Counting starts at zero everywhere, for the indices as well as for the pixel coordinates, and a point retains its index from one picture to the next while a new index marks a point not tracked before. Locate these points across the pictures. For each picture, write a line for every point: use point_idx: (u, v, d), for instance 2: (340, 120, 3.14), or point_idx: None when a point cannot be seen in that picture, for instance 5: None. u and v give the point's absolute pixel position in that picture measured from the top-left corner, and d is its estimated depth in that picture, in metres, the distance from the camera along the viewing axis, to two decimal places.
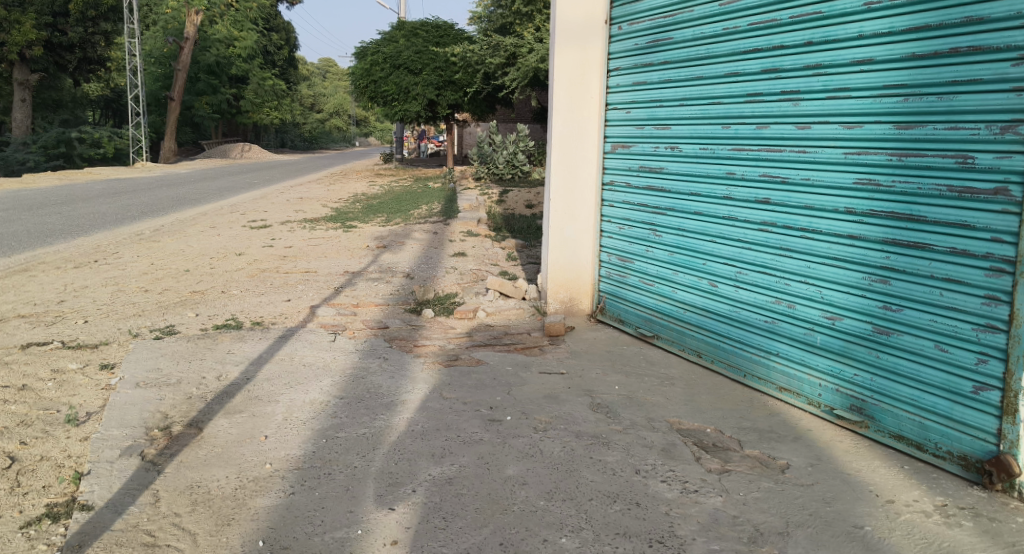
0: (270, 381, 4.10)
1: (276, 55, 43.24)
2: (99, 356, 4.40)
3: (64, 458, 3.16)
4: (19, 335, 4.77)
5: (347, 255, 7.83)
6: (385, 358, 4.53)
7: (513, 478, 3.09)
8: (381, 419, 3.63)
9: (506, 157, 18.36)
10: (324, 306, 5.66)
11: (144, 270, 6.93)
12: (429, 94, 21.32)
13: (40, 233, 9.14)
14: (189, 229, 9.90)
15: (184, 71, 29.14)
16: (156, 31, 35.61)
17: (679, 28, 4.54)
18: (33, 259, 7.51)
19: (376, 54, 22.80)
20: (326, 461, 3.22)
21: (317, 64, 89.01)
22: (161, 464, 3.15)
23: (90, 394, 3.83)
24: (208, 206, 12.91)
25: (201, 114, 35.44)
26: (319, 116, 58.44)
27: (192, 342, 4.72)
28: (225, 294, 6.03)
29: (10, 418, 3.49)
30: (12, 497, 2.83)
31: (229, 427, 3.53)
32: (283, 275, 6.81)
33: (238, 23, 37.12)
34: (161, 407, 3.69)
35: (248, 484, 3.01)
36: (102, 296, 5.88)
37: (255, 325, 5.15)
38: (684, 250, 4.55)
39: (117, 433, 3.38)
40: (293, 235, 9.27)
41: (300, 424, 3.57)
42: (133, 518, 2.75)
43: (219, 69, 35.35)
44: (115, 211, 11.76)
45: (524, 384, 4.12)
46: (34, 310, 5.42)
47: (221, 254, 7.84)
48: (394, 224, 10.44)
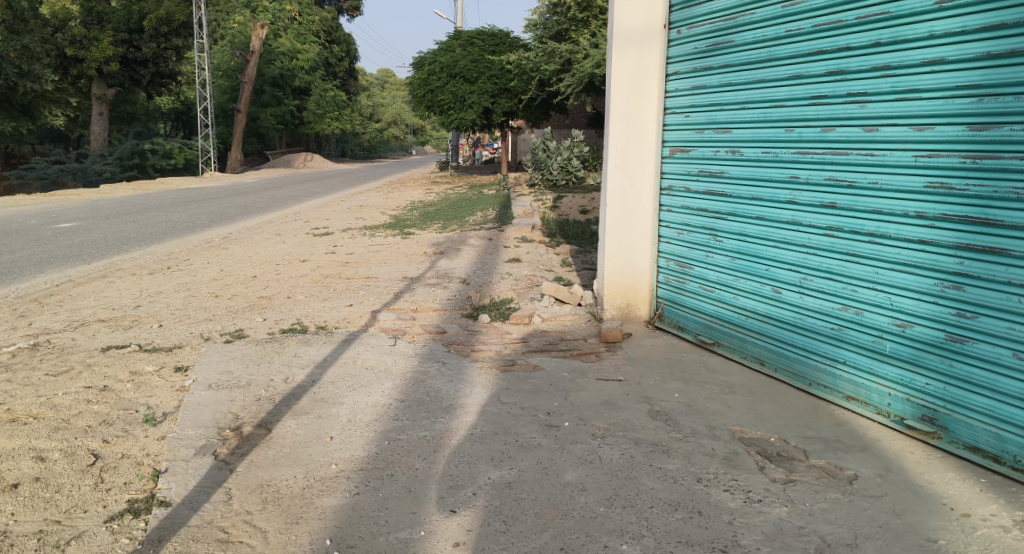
0: (335, 384, 4.22)
1: (337, 66, 44.13)
2: (174, 359, 4.59)
3: (143, 456, 3.30)
4: (100, 339, 5.00)
5: (406, 261, 7.97)
6: (443, 362, 4.59)
7: (572, 483, 3.10)
8: (441, 422, 3.69)
9: (560, 162, 18.36)
10: (385, 311, 5.77)
11: (214, 277, 7.19)
12: (485, 102, 21.55)
13: (118, 241, 9.56)
14: (256, 237, 10.21)
15: (249, 83, 29.99)
16: (224, 45, 36.83)
17: (740, 31, 4.49)
18: (112, 265, 7.89)
19: (433, 64, 23.07)
20: (388, 462, 3.29)
21: (377, 76, 91.14)
22: (233, 463, 3.27)
23: (166, 395, 4.00)
24: (273, 215, 13.30)
25: (266, 125, 36.49)
26: (377, 126, 59.47)
27: (261, 345, 4.88)
28: (291, 299, 6.21)
29: (94, 417, 3.66)
30: (96, 493, 2.98)
31: (297, 428, 3.64)
32: (345, 280, 6.97)
33: (301, 36, 38.06)
34: (232, 408, 3.83)
35: (316, 484, 3.10)
36: (175, 301, 6.12)
37: (319, 329, 5.29)
38: (745, 255, 4.49)
39: (191, 433, 3.52)
40: (355, 242, 9.47)
41: (363, 426, 3.66)
42: (208, 514, 2.87)
43: (284, 81, 36.40)
44: (186, 220, 12.21)
45: (582, 390, 4.12)
46: (113, 315, 5.67)
47: (287, 261, 8.07)
48: (450, 230, 10.57)
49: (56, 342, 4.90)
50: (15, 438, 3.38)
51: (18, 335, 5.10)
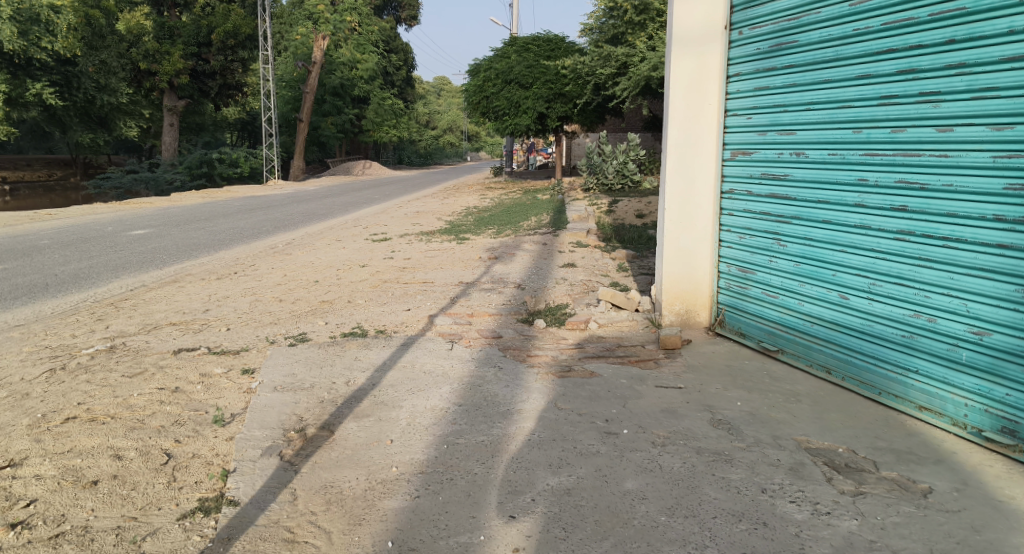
0: (394, 388, 4.27)
1: (395, 75, 44.83)
2: (241, 361, 4.73)
3: (212, 456, 3.41)
4: (172, 342, 5.19)
5: (462, 266, 8.03)
6: (499, 367, 4.60)
7: (632, 492, 3.06)
8: (498, 427, 3.70)
9: (616, 166, 18.27)
10: (442, 316, 5.82)
11: (278, 281, 7.38)
12: (539, 107, 21.42)
13: (188, 247, 9.91)
14: (318, 242, 10.45)
15: (311, 93, 30.75)
16: (287, 56, 37.84)
17: (805, 30, 4.38)
18: (183, 270, 8.18)
19: (489, 70, 23.28)
20: (447, 466, 3.31)
21: (433, 84, 92.21)
22: (298, 464, 3.34)
23: (233, 397, 4.13)
24: (333, 221, 13.59)
25: (327, 134, 37.36)
26: (433, 132, 60.22)
27: (323, 349, 4.98)
28: (351, 304, 6.33)
29: (167, 418, 3.80)
30: (169, 491, 3.09)
31: (358, 430, 3.70)
32: (403, 285, 7.06)
33: (361, 46, 38.82)
34: (297, 410, 3.92)
35: (377, 486, 3.14)
36: (242, 305, 6.31)
37: (378, 333, 5.37)
38: (811, 260, 4.37)
39: (258, 434, 3.62)
40: (412, 248, 9.59)
41: (422, 429, 3.69)
42: (274, 514, 2.94)
43: (344, 91, 37.24)
44: (251, 226, 12.58)
45: (640, 398, 4.08)
46: (184, 319, 5.88)
47: (346, 266, 8.23)
48: (505, 235, 10.61)
49: (131, 345, 5.10)
50: (94, 436, 3.53)
51: (97, 337, 5.34)
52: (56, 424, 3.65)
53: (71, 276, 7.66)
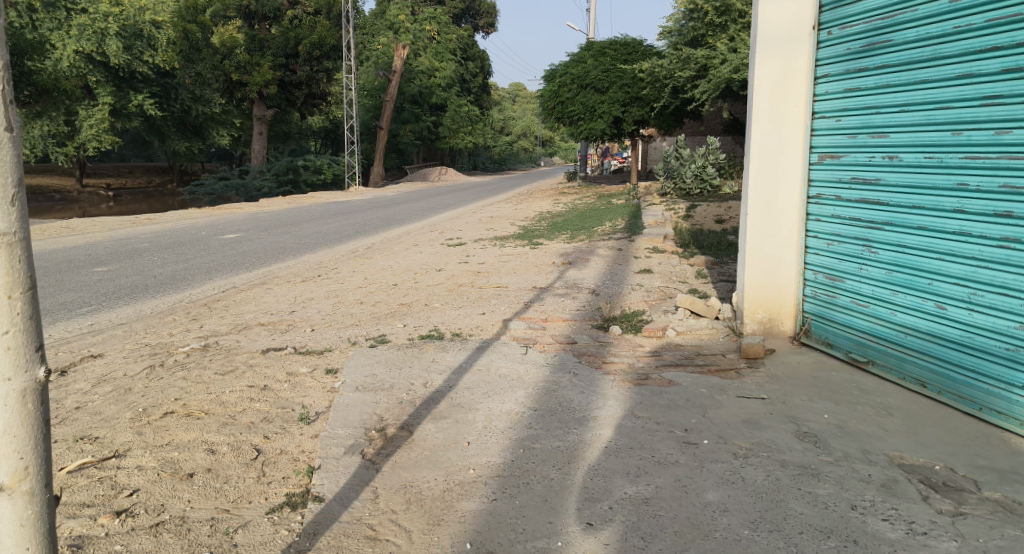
0: (471, 390, 4.31)
1: (472, 82, 45.31)
2: (325, 361, 4.89)
3: (299, 453, 3.52)
4: (260, 341, 5.40)
5: (535, 271, 8.05)
6: (575, 373, 4.58)
7: (713, 503, 3.00)
8: (575, 433, 3.68)
9: (694, 170, 17.95)
10: (516, 320, 5.84)
11: (359, 284, 7.57)
12: (615, 111, 21.37)
13: (274, 251, 10.31)
14: (396, 247, 10.67)
15: (391, 102, 31.45)
16: (368, 66, 38.88)
17: (900, 29, 4.20)
18: (269, 273, 8.51)
19: (565, 75, 23.32)
20: (524, 470, 3.32)
21: (508, 91, 93.01)
22: (379, 463, 3.42)
23: (318, 395, 4.26)
24: (411, 226, 13.87)
25: (405, 141, 38.16)
26: (508, 138, 60.73)
27: (402, 350, 5.09)
28: (428, 307, 6.43)
29: (256, 414, 3.96)
30: (259, 485, 3.21)
31: (436, 431, 3.75)
32: (478, 289, 7.14)
33: (439, 54, 39.49)
34: (377, 410, 4.01)
35: (455, 487, 3.18)
36: (325, 307, 6.51)
37: (454, 336, 5.44)
38: (904, 268, 4.19)
39: (341, 432, 3.71)
40: (486, 252, 9.67)
41: (498, 433, 3.71)
42: (357, 511, 3.01)
43: (422, 99, 37.99)
44: (334, 230, 12.97)
45: (721, 407, 3.99)
46: (272, 319, 6.11)
47: (423, 269, 8.38)
48: (579, 240, 10.58)
49: (222, 344, 5.33)
50: (190, 430, 3.71)
51: (192, 336, 5.60)
52: (155, 418, 3.86)
53: (168, 277, 8.07)
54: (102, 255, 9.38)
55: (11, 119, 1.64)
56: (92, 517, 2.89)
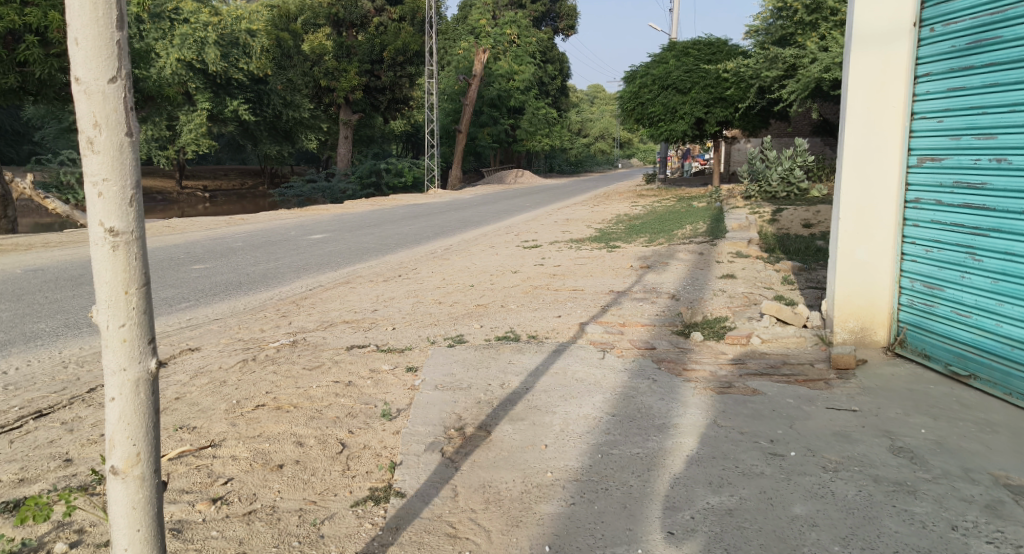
0: (548, 393, 4.31)
1: (550, 84, 45.39)
2: (406, 359, 4.98)
3: (382, 448, 3.61)
4: (344, 338, 5.56)
5: (613, 274, 7.98)
6: (654, 379, 4.51)
7: (801, 517, 2.90)
8: (654, 440, 3.63)
9: (780, 173, 17.46)
10: (593, 324, 5.80)
11: (438, 285, 7.70)
12: (697, 112, 21.03)
13: (358, 251, 10.59)
14: (473, 248, 10.78)
15: (471, 105, 31.83)
16: (449, 70, 39.49)
17: (1010, 25, 3.97)
18: (352, 272, 8.75)
19: (645, 76, 23.08)
20: (602, 476, 3.29)
21: (587, 92, 92.75)
22: (458, 462, 3.46)
23: (399, 393, 4.35)
24: (489, 228, 14.00)
25: (483, 144, 38.58)
26: (585, 141, 60.59)
27: (479, 351, 5.14)
28: (504, 308, 6.47)
29: (341, 409, 4.08)
30: (344, 478, 3.30)
31: (514, 432, 3.77)
32: (554, 292, 7.13)
33: (519, 58, 39.82)
34: (456, 409, 4.06)
35: (533, 489, 3.19)
36: (405, 307, 6.64)
37: (530, 338, 5.45)
38: (1011, 277, 3.95)
39: (421, 429, 3.78)
40: (562, 255, 9.66)
41: (576, 436, 3.70)
42: (437, 508, 3.05)
43: (501, 102, 38.33)
44: (414, 232, 13.24)
45: (809, 419, 3.85)
46: (356, 317, 6.28)
47: (500, 271, 8.44)
48: (658, 244, 10.42)
49: (310, 340, 5.51)
50: (279, 423, 3.85)
51: (281, 332, 5.82)
52: (248, 410, 4.03)
53: (259, 276, 8.41)
54: (199, 253, 9.87)
55: (132, 125, 1.74)
56: (191, 502, 3.03)
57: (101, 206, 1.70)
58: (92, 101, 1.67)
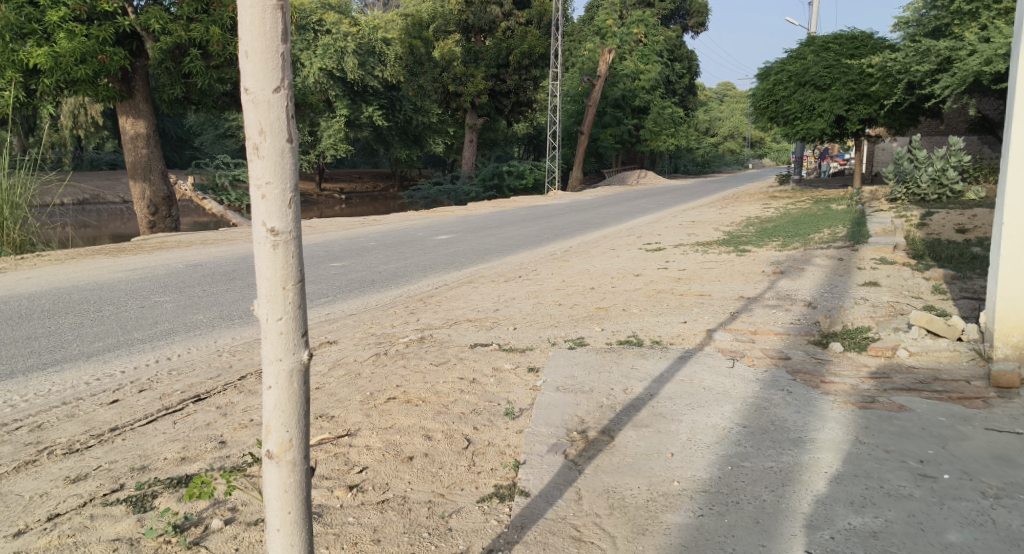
0: (673, 400, 4.20)
1: (677, 83, 44.55)
2: (528, 359, 5.03)
3: (506, 446, 3.66)
4: (469, 336, 5.69)
5: (742, 280, 7.71)
6: (788, 391, 4.31)
7: (957, 545, 2.68)
8: (789, 455, 3.46)
9: (931, 174, 16.22)
10: (721, 331, 5.62)
11: (558, 286, 7.72)
12: (838, 110, 19.89)
13: (482, 252, 10.81)
14: (594, 250, 10.74)
15: (595, 106, 31.70)
16: (574, 71, 39.63)
17: None
18: (475, 272, 8.94)
19: (781, 73, 22.15)
20: (733, 489, 3.18)
21: (716, 91, 90.39)
22: (581, 465, 3.45)
23: (522, 392, 4.39)
24: (611, 229, 13.93)
25: (605, 145, 38.43)
26: (712, 140, 59.04)
27: (601, 354, 5.10)
28: (627, 312, 6.40)
29: (466, 405, 4.17)
30: (470, 474, 3.38)
31: (638, 439, 3.71)
32: (679, 296, 6.96)
33: (645, 57, 39.33)
34: (579, 412, 4.05)
35: (659, 498, 3.12)
36: (527, 307, 6.70)
37: (654, 344, 5.36)
38: None
39: (543, 430, 3.80)
40: (687, 258, 9.44)
41: (704, 447, 3.59)
42: (561, 510, 3.05)
43: (625, 102, 38.07)
44: (536, 233, 13.36)
45: (964, 440, 3.56)
46: (479, 316, 6.41)
47: (622, 274, 8.34)
48: (792, 248, 9.94)
49: (436, 337, 5.68)
50: (410, 416, 3.99)
51: (409, 328, 6.04)
52: (380, 402, 4.20)
53: (390, 274, 8.77)
54: (336, 252, 10.43)
55: (292, 132, 1.85)
56: (329, 488, 3.19)
57: (264, 207, 1.83)
58: (258, 110, 1.79)
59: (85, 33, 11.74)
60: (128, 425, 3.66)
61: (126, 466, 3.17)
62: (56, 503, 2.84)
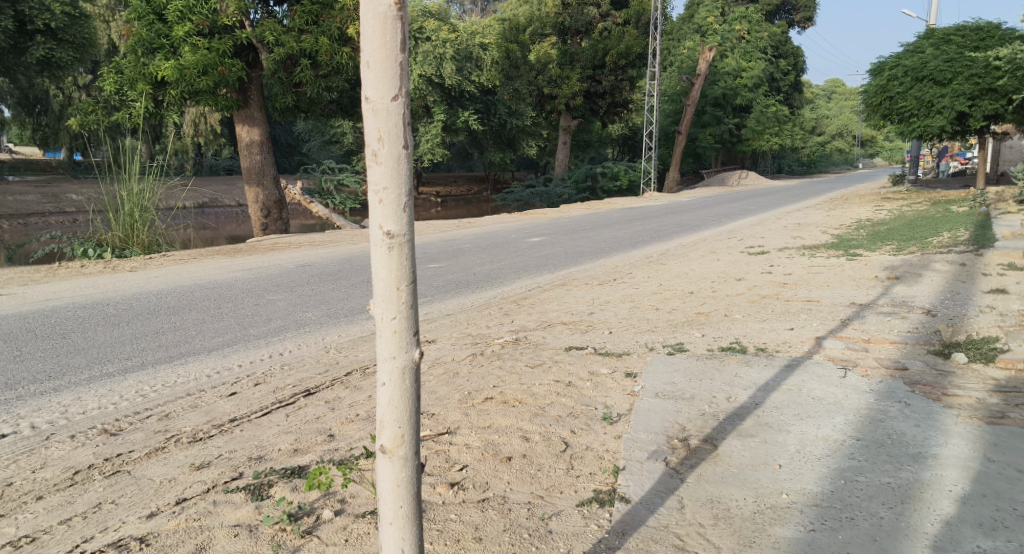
0: (780, 410, 4.06)
1: (782, 81, 43.04)
2: (625, 364, 4.98)
3: (604, 451, 3.63)
4: (564, 339, 5.69)
5: (854, 285, 7.35)
6: (907, 403, 4.07)
7: None
8: (908, 471, 3.28)
9: None
10: (831, 339, 5.38)
11: (655, 290, 7.62)
12: (959, 105, 18.76)
13: (576, 254, 10.78)
14: (692, 253, 10.53)
15: (693, 106, 31.04)
16: (672, 71, 39.05)
17: None
18: (570, 275, 8.93)
19: (896, 68, 20.99)
20: (847, 504, 3.04)
21: (823, 87, 86.71)
22: (683, 473, 3.37)
23: (619, 397, 4.35)
24: (709, 232, 13.60)
25: (704, 145, 37.60)
26: (818, 139, 56.66)
27: (702, 361, 4.98)
28: (728, 318, 6.23)
29: (563, 409, 4.17)
30: (569, 477, 3.37)
31: (742, 449, 3.60)
32: (784, 302, 6.71)
33: (748, 54, 38.26)
34: (679, 419, 3.97)
35: (766, 510, 3.02)
36: (623, 311, 6.64)
37: (758, 351, 5.19)
38: None
39: (643, 437, 3.75)
40: (793, 262, 9.09)
41: (815, 459, 3.44)
42: (663, 518, 3.00)
43: (725, 101, 37.12)
44: (631, 235, 13.22)
45: None
46: (574, 319, 6.39)
47: (722, 278, 8.13)
48: (908, 252, 9.39)
49: (531, 338, 5.71)
50: (507, 417, 4.03)
51: (504, 329, 6.09)
52: (478, 402, 4.26)
53: (485, 275, 8.89)
54: (434, 253, 10.68)
55: (408, 139, 1.90)
56: (432, 485, 3.26)
57: (381, 211, 1.89)
58: (378, 118, 1.86)
59: (207, 47, 12.46)
60: (246, 416, 3.87)
61: (244, 455, 3.35)
62: (183, 489, 3.03)
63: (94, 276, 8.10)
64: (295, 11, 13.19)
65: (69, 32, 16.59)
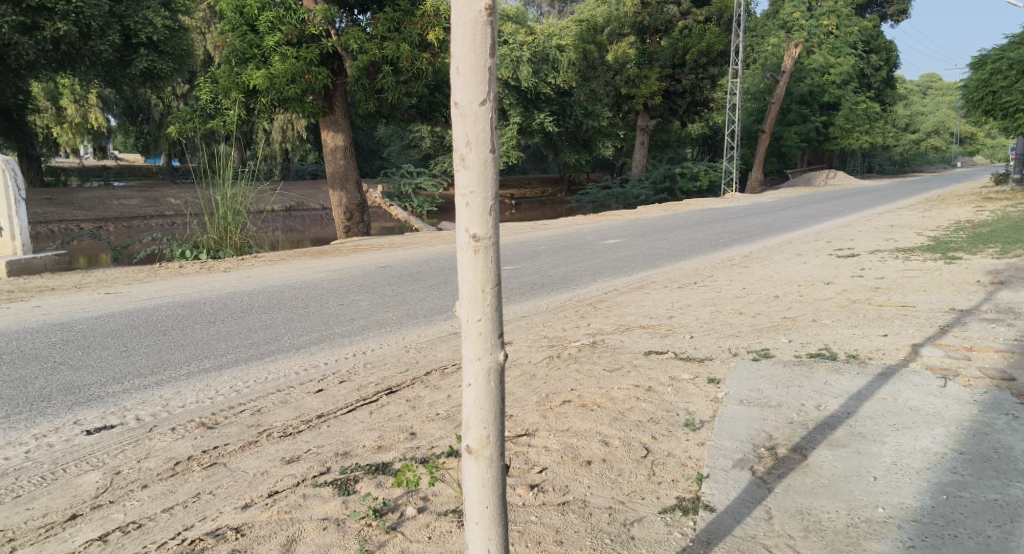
0: (874, 420, 3.88)
1: (873, 76, 41.28)
2: (707, 370, 4.87)
3: (687, 458, 3.56)
4: (643, 343, 5.62)
5: (953, 290, 6.97)
6: (1015, 415, 3.83)
7: None
8: (1018, 488, 3.08)
9: None
10: (929, 346, 5.11)
11: (738, 293, 7.43)
12: None
13: (654, 257, 10.62)
14: (776, 256, 10.20)
15: (778, 103, 30.04)
16: (756, 69, 38.11)
17: None
18: (648, 277, 8.82)
19: (1000, 61, 19.79)
20: (950, 520, 2.89)
21: (917, 83, 82.62)
22: (771, 483, 3.27)
23: (702, 403, 4.26)
24: (795, 234, 13.15)
25: (789, 144, 36.78)
26: (913, 137, 54.07)
27: (789, 367, 4.82)
28: (816, 323, 6.02)
29: (643, 414, 4.11)
30: (651, 483, 3.32)
31: (834, 460, 3.46)
32: (877, 307, 6.42)
33: (837, 50, 36.85)
34: (765, 427, 3.85)
35: (861, 524, 2.90)
36: (704, 315, 6.50)
37: (850, 358, 4.99)
38: None
39: (728, 445, 3.66)
40: (885, 266, 8.69)
41: (913, 473, 3.28)
42: (751, 529, 2.92)
43: (812, 98, 35.90)
44: (711, 237, 12.92)
45: None
46: (653, 323, 6.30)
47: (809, 282, 7.85)
48: (1013, 256, 8.83)
49: (609, 342, 5.67)
50: (586, 420, 4.01)
51: (582, 332, 6.06)
52: (557, 404, 4.26)
53: (561, 277, 8.88)
54: (511, 255, 10.74)
55: (495, 143, 1.92)
56: (512, 486, 3.28)
57: (467, 215, 1.91)
58: (466, 122, 1.88)
59: (296, 56, 12.91)
60: (332, 412, 3.99)
61: (331, 451, 3.45)
62: (274, 482, 3.15)
63: (191, 276, 8.52)
64: (378, 19, 13.54)
65: (169, 44, 17.49)
